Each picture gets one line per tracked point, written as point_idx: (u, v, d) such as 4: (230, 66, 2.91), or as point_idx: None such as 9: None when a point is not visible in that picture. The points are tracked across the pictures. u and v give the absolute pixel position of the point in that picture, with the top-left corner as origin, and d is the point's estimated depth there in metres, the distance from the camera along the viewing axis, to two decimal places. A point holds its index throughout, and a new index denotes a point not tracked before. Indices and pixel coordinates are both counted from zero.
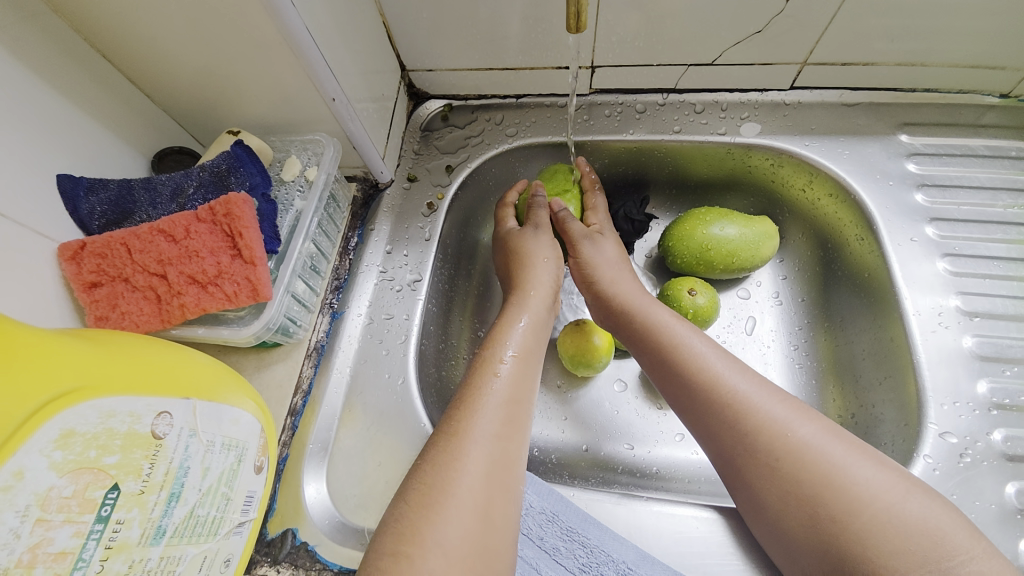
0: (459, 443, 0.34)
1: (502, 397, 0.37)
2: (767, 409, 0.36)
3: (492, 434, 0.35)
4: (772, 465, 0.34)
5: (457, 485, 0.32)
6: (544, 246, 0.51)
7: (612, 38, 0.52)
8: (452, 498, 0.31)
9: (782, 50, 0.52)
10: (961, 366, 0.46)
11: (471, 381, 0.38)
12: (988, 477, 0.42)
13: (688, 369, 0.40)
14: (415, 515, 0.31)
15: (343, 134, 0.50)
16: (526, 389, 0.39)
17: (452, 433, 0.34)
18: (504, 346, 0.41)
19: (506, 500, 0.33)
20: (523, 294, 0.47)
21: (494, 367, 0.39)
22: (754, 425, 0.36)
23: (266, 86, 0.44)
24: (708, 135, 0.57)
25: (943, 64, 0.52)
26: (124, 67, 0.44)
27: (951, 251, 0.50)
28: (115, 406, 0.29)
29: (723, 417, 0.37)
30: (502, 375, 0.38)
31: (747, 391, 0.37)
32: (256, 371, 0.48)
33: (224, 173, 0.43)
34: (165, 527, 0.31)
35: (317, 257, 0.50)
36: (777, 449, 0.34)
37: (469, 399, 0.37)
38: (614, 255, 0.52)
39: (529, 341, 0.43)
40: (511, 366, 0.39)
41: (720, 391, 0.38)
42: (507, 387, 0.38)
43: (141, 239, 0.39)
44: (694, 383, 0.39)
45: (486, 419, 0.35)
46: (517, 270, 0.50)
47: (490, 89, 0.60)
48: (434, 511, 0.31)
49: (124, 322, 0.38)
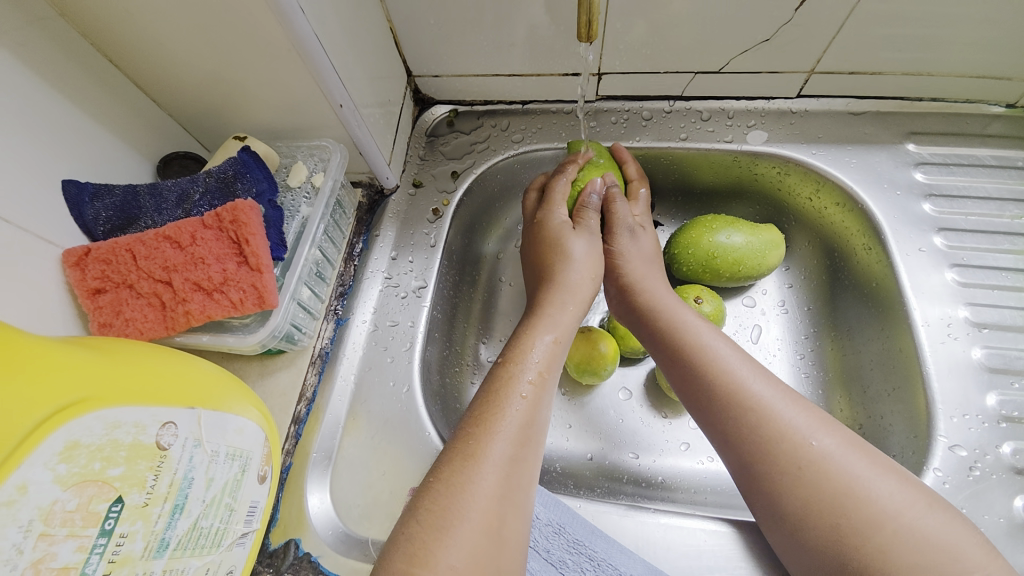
0: (474, 464, 0.33)
1: (520, 422, 0.36)
2: (789, 417, 0.36)
3: (507, 457, 0.34)
4: (795, 475, 0.34)
5: (469, 507, 0.31)
6: (591, 254, 0.48)
7: (620, 46, 0.52)
8: (464, 521, 0.31)
9: (789, 59, 0.52)
10: (970, 378, 0.45)
11: (489, 396, 0.37)
12: (998, 491, 0.42)
13: (710, 375, 0.39)
14: (426, 535, 0.30)
15: (350, 139, 0.49)
16: (543, 411, 0.38)
17: (468, 454, 0.33)
18: (527, 365, 0.39)
19: (518, 518, 0.33)
20: (553, 305, 0.45)
21: (517, 388, 0.37)
22: (777, 433, 0.35)
23: (273, 91, 0.44)
24: (715, 143, 0.57)
25: (951, 75, 0.51)
26: (130, 71, 0.43)
27: (959, 262, 0.50)
28: (120, 417, 0.28)
29: (744, 425, 0.36)
30: (525, 399, 0.37)
31: (770, 397, 0.37)
32: (259, 378, 0.47)
33: (230, 179, 0.43)
34: (169, 540, 0.30)
35: (322, 263, 0.50)
36: (800, 459, 0.34)
37: (487, 416, 0.36)
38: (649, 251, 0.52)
39: (553, 357, 0.41)
40: (533, 389, 0.38)
41: (743, 398, 0.37)
42: (527, 411, 0.36)
43: (146, 245, 0.38)
44: (716, 392, 0.38)
45: (502, 441, 0.34)
46: (550, 269, 0.48)
47: (496, 95, 0.60)
48: (446, 533, 0.30)
49: (128, 329, 0.37)
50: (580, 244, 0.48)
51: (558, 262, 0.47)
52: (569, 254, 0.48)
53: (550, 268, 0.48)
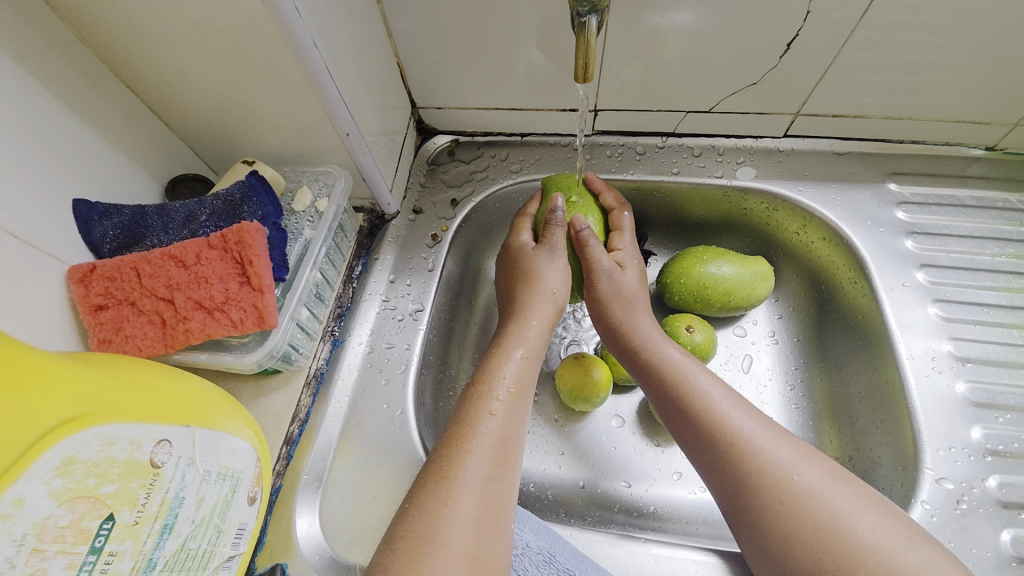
0: (449, 488, 0.33)
1: (495, 437, 0.37)
2: (770, 450, 0.36)
3: (482, 475, 0.34)
4: (776, 508, 0.34)
5: (446, 532, 0.31)
6: (553, 268, 0.49)
7: (615, 85, 0.55)
8: (441, 547, 0.31)
9: (776, 101, 0.55)
10: (955, 412, 0.46)
11: (464, 417, 0.38)
12: (985, 524, 0.42)
13: (695, 406, 0.40)
14: (403, 563, 0.30)
15: (354, 166, 0.51)
16: (517, 426, 0.39)
17: (442, 476, 0.34)
18: (500, 381, 0.40)
19: (497, 541, 0.33)
20: (520, 323, 0.46)
21: (488, 405, 0.38)
22: (757, 466, 0.36)
23: (283, 118, 0.46)
24: (706, 178, 0.59)
25: (928, 119, 0.54)
26: (147, 97, 0.45)
27: (943, 297, 0.52)
28: (117, 433, 0.29)
29: (725, 456, 0.37)
30: (496, 415, 0.38)
31: (752, 430, 0.38)
32: (252, 399, 0.47)
33: (238, 203, 0.44)
34: (157, 561, 0.30)
35: (322, 285, 0.51)
36: (782, 491, 0.34)
37: (460, 437, 0.36)
38: (636, 287, 0.50)
39: (524, 375, 0.42)
40: (504, 404, 0.39)
41: (724, 430, 0.38)
42: (501, 426, 0.37)
43: (151, 264, 0.39)
44: (700, 422, 0.39)
45: (477, 460, 0.35)
46: (519, 284, 0.49)
47: (496, 127, 0.63)
48: (422, 560, 0.30)
49: (126, 346, 0.38)
50: (543, 262, 0.49)
51: (525, 283, 0.48)
52: (536, 274, 0.48)
53: (520, 287, 0.49)
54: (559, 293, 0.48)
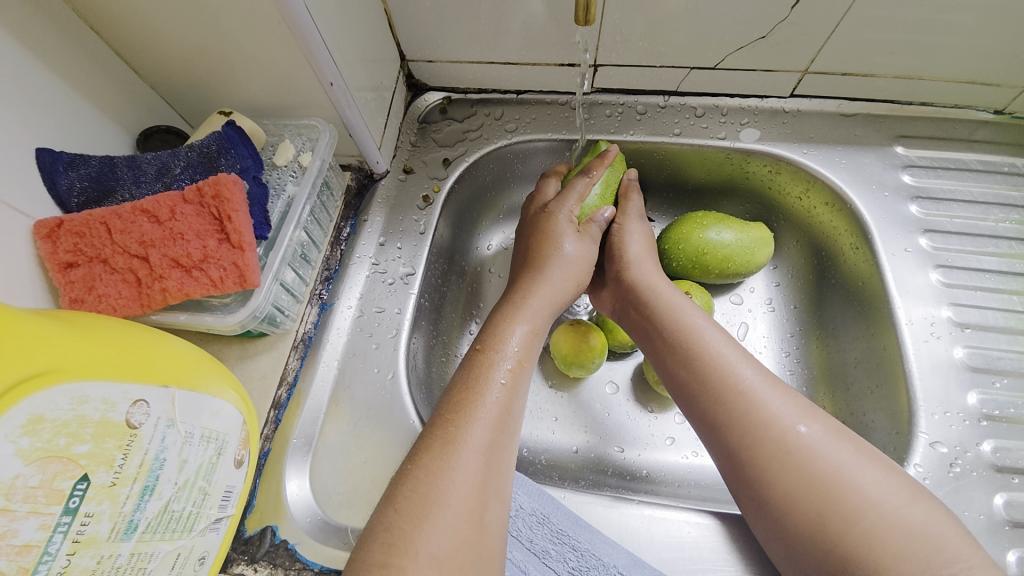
0: (454, 451, 0.32)
1: (499, 408, 0.36)
2: (776, 404, 0.36)
3: (486, 443, 0.34)
4: (780, 461, 0.34)
5: (449, 493, 0.31)
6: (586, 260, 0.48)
7: (616, 37, 0.51)
8: (444, 507, 0.30)
9: (784, 58, 0.52)
10: (952, 377, 0.46)
11: (471, 378, 0.37)
12: (977, 487, 0.42)
13: (701, 362, 0.39)
14: (404, 524, 0.30)
15: (340, 120, 0.48)
16: (520, 400, 0.38)
17: (446, 441, 0.33)
18: (504, 355, 0.39)
19: (497, 502, 0.33)
20: (533, 294, 0.45)
21: (495, 373, 0.38)
22: (763, 420, 0.35)
23: (261, 66, 0.43)
24: (708, 139, 0.57)
25: (940, 79, 0.52)
26: (111, 38, 0.42)
27: (944, 263, 0.51)
28: (88, 392, 0.27)
29: (730, 410, 0.37)
30: (502, 385, 0.37)
31: (757, 386, 0.37)
32: (238, 362, 0.46)
33: (214, 155, 0.41)
34: (138, 522, 0.29)
35: (308, 246, 0.49)
36: (787, 445, 0.34)
37: (467, 401, 0.35)
38: (648, 239, 0.52)
39: (529, 348, 0.41)
40: (511, 374, 0.38)
41: (730, 386, 0.37)
42: (505, 397, 0.36)
43: (123, 219, 0.37)
44: (705, 378, 0.39)
45: (482, 427, 0.34)
46: (544, 250, 0.48)
47: (490, 83, 0.59)
48: (425, 520, 0.30)
49: (100, 306, 0.36)
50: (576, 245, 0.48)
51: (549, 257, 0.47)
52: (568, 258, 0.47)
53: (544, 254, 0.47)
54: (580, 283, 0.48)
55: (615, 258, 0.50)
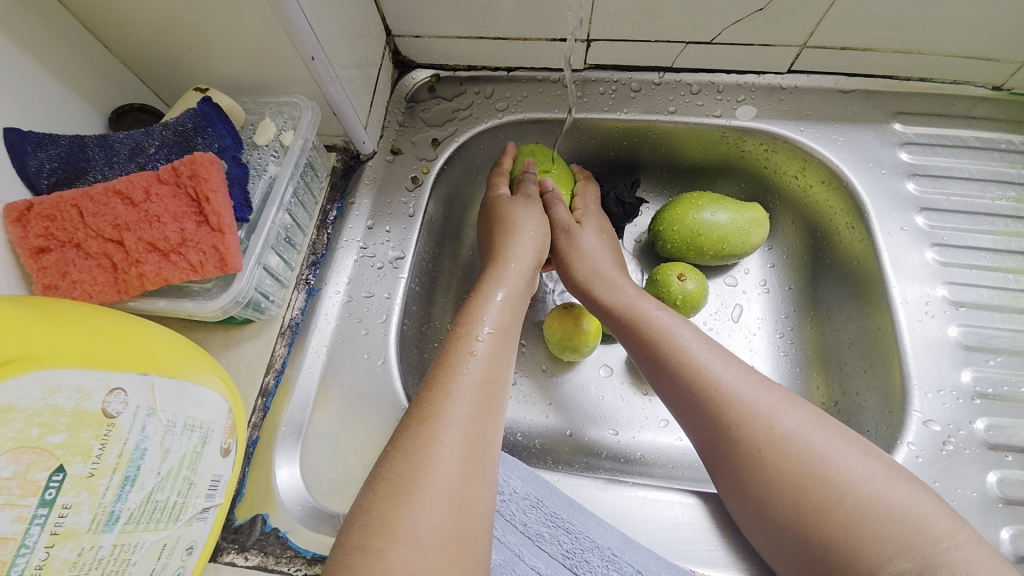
0: (430, 430, 0.32)
1: (476, 378, 0.35)
2: (750, 400, 0.35)
3: (467, 416, 0.33)
4: (756, 457, 0.34)
5: (430, 472, 0.30)
6: (530, 215, 0.49)
7: (610, 10, 0.49)
8: (424, 486, 0.30)
9: (783, 31, 0.50)
10: (947, 356, 0.46)
11: (446, 358, 0.37)
12: (970, 465, 0.42)
13: (674, 359, 0.39)
14: (385, 505, 0.29)
15: (323, 98, 0.46)
16: (503, 365, 0.38)
17: (423, 418, 0.33)
18: (479, 323, 0.39)
19: (483, 483, 0.32)
20: (505, 267, 0.45)
21: (468, 347, 0.37)
22: (738, 417, 0.35)
23: (237, 40, 0.41)
24: (704, 117, 0.56)
25: (940, 54, 0.51)
26: (77, 10, 0.39)
27: (941, 242, 0.50)
28: (61, 381, 0.26)
29: (706, 407, 0.36)
30: (477, 355, 0.37)
31: (731, 380, 0.36)
32: (223, 349, 0.45)
33: (190, 133, 0.40)
34: (119, 513, 0.28)
35: (292, 229, 0.48)
36: (762, 440, 0.34)
37: (442, 379, 0.35)
38: (603, 245, 0.51)
39: (505, 316, 0.41)
40: (487, 346, 0.38)
41: (704, 381, 0.37)
42: (482, 367, 0.36)
43: (95, 201, 0.35)
44: (679, 375, 0.38)
45: (460, 402, 0.34)
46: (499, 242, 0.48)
47: (480, 60, 0.57)
48: (404, 500, 0.29)
49: (75, 293, 0.35)
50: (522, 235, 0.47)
51: (504, 246, 0.47)
52: (519, 247, 0.47)
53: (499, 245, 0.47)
54: (537, 234, 0.48)
55: (569, 272, 0.50)
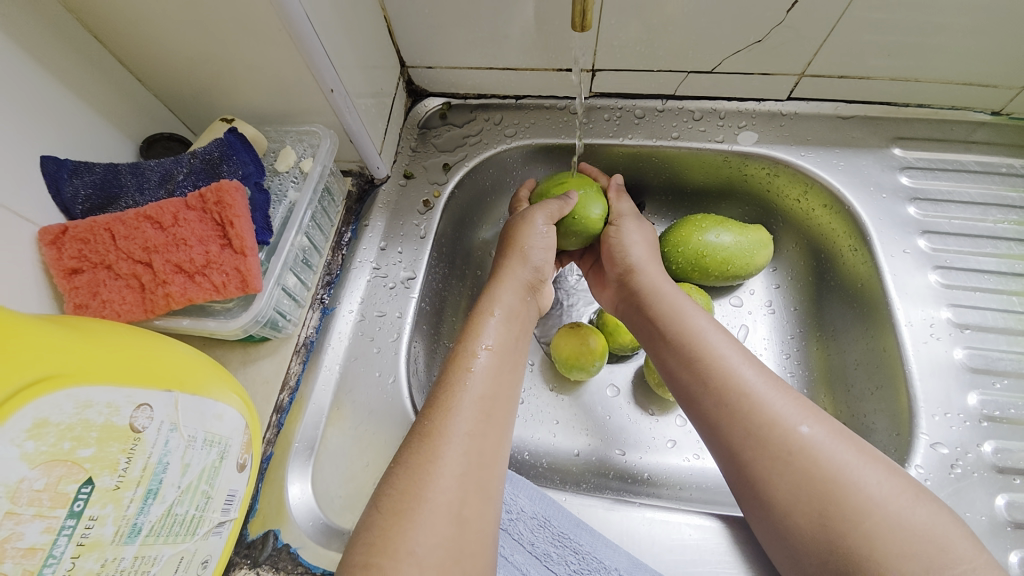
0: (433, 446, 0.33)
1: (477, 394, 0.36)
2: (779, 405, 0.36)
3: (466, 432, 0.34)
4: (783, 462, 0.34)
5: (431, 489, 0.31)
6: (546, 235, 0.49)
7: (613, 42, 0.52)
8: (424, 503, 0.31)
9: (780, 61, 0.52)
10: (953, 378, 0.46)
11: (446, 375, 0.38)
12: (979, 489, 0.42)
13: (704, 363, 0.40)
14: (386, 522, 0.30)
15: (340, 126, 0.49)
16: (500, 381, 0.38)
17: (424, 434, 0.34)
18: (479, 339, 0.40)
19: (482, 499, 0.33)
20: (505, 284, 0.46)
21: (469, 362, 0.39)
22: (765, 420, 0.35)
23: (262, 74, 0.43)
24: (706, 142, 0.57)
25: (936, 81, 0.52)
26: (116, 48, 0.42)
27: (944, 264, 0.51)
28: (92, 397, 0.27)
29: (732, 411, 0.37)
30: (475, 371, 0.38)
31: (759, 387, 0.37)
32: (240, 366, 0.46)
33: (216, 161, 0.42)
34: (141, 525, 0.29)
35: (309, 250, 0.50)
36: (789, 445, 0.34)
37: (445, 395, 0.36)
38: (648, 240, 0.52)
39: (503, 333, 0.42)
40: (486, 361, 0.39)
41: (733, 386, 0.37)
42: (482, 383, 0.37)
43: (126, 225, 0.37)
44: (707, 379, 0.39)
45: (460, 418, 0.35)
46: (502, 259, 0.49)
47: (489, 89, 0.60)
48: (405, 518, 0.30)
49: (104, 311, 0.36)
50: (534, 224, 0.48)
51: (512, 256, 0.48)
52: (522, 252, 0.48)
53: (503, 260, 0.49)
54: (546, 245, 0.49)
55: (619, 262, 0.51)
